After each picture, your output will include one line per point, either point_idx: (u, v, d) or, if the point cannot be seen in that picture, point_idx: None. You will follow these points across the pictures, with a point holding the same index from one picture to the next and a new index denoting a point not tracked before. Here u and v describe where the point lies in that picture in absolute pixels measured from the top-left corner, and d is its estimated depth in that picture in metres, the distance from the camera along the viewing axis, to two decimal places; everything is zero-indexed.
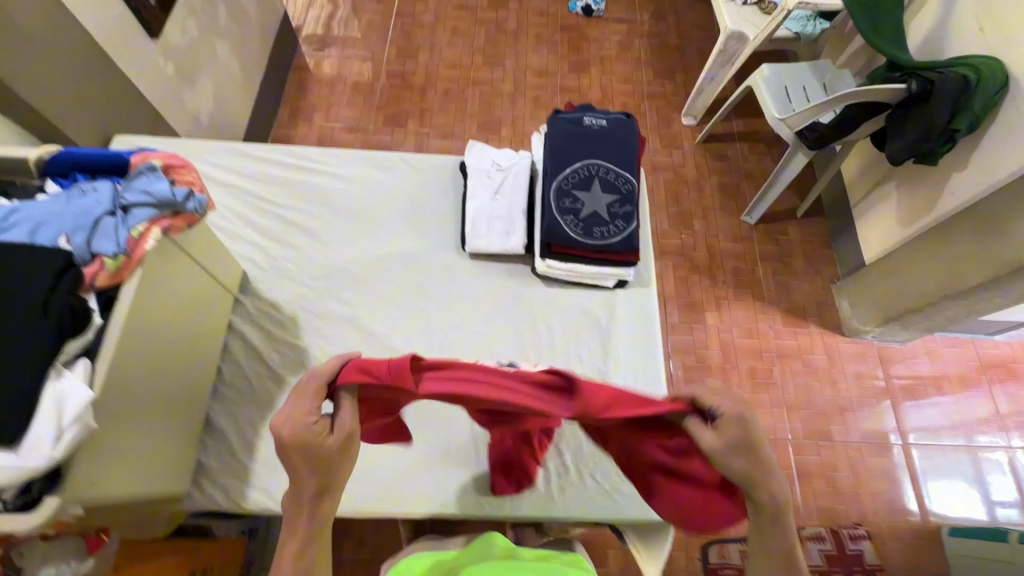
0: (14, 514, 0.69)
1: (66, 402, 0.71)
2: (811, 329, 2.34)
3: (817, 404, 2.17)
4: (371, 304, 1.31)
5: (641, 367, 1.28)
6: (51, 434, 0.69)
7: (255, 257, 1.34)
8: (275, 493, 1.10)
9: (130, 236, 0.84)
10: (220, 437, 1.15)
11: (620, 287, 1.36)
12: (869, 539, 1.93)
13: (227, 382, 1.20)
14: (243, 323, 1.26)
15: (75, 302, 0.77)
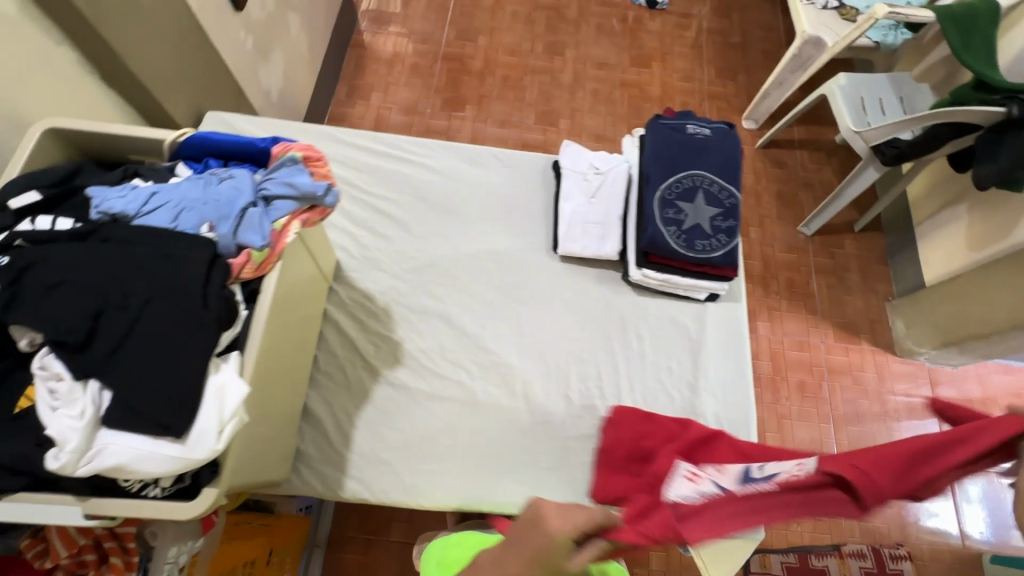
0: (178, 501, 0.71)
1: (227, 394, 0.73)
2: (863, 346, 2.32)
3: (864, 421, 2.17)
4: (462, 301, 1.30)
5: (730, 382, 1.27)
6: (217, 426, 0.70)
7: (348, 245, 1.34)
8: (371, 484, 1.12)
9: (273, 229, 0.84)
10: (316, 425, 1.17)
11: (711, 300, 1.35)
12: (910, 559, 1.77)
13: (323, 370, 1.21)
14: (337, 312, 1.26)
15: (227, 295, 0.78)
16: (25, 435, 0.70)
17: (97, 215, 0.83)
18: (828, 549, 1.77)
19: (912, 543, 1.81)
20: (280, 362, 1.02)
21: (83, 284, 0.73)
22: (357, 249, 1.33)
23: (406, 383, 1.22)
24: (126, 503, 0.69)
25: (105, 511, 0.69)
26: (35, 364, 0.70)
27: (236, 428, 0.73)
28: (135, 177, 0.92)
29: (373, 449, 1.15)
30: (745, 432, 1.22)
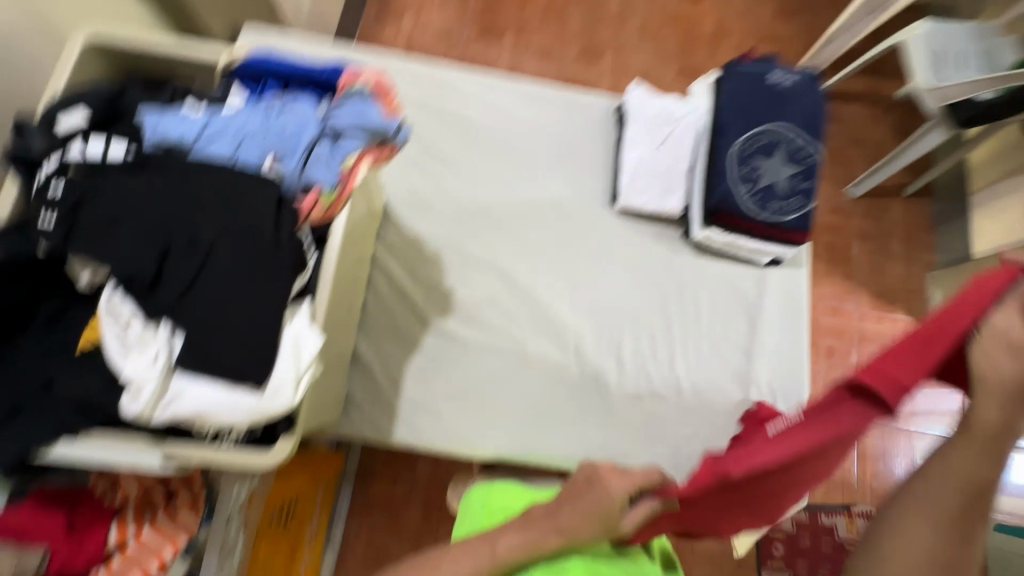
0: (252, 451, 0.69)
1: (303, 344, 0.69)
2: (899, 318, 2.19)
3: None
4: (515, 250, 1.25)
5: (785, 352, 1.24)
6: (294, 379, 0.67)
7: (398, 185, 1.26)
8: (419, 432, 1.12)
9: (342, 168, 0.77)
10: (365, 370, 1.15)
11: (773, 265, 1.29)
12: None
13: (373, 316, 1.18)
14: (386, 256, 1.21)
15: (298, 239, 0.72)
16: (98, 374, 0.67)
17: (153, 142, 0.76)
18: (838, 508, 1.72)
19: None
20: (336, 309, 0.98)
21: (150, 218, 0.68)
22: (406, 190, 1.26)
23: (457, 333, 1.19)
24: (202, 449, 0.68)
25: (181, 456, 0.67)
26: (104, 303, 0.67)
27: (312, 379, 0.70)
28: (188, 98, 0.85)
29: (422, 398, 1.14)
30: (796, 403, 1.20)
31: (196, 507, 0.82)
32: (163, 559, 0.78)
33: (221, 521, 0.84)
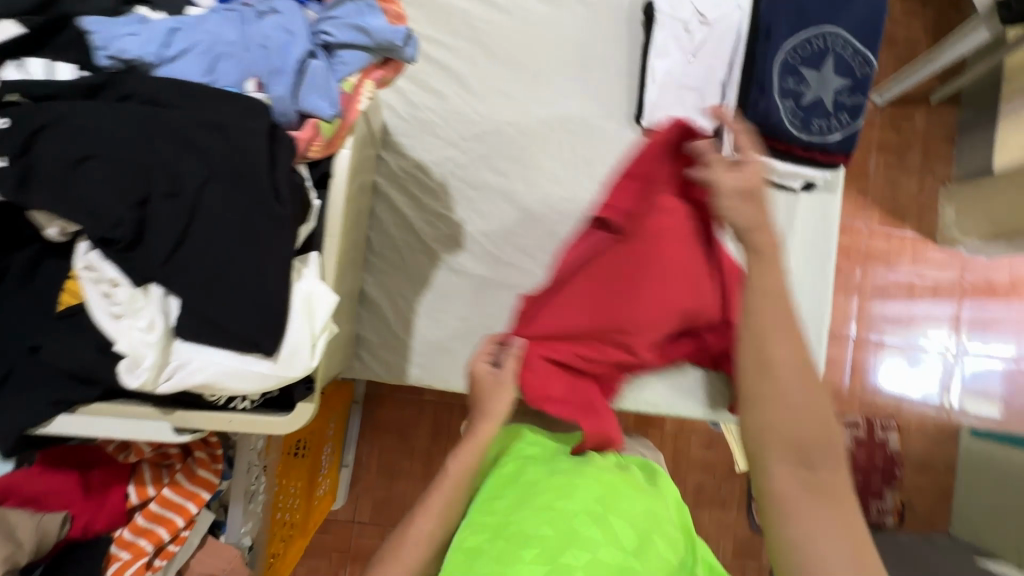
0: (270, 416, 0.64)
1: (316, 304, 0.62)
2: (905, 235, 2.12)
3: (889, 308, 2.10)
4: (529, 176, 1.14)
5: (809, 281, 1.20)
6: (309, 342, 0.60)
7: (395, 103, 1.11)
8: (435, 371, 1.09)
9: (341, 91, 0.66)
10: (374, 309, 1.09)
11: (806, 191, 1.20)
12: (897, 431, 2.07)
13: (378, 252, 1.09)
14: (388, 185, 1.10)
15: (298, 180, 0.62)
16: (87, 340, 0.60)
17: (111, 61, 0.62)
18: None
19: (902, 416, 2.09)
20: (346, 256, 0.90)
21: (119, 160, 0.56)
22: (405, 107, 1.11)
23: (469, 270, 1.12)
24: (217, 417, 0.63)
25: (195, 425, 0.63)
26: (80, 264, 0.59)
27: (328, 341, 0.63)
28: (139, 5, 0.67)
29: (435, 337, 1.09)
30: (815, 332, 1.19)
31: (216, 462, 0.80)
32: (189, 514, 0.76)
33: (243, 473, 0.84)
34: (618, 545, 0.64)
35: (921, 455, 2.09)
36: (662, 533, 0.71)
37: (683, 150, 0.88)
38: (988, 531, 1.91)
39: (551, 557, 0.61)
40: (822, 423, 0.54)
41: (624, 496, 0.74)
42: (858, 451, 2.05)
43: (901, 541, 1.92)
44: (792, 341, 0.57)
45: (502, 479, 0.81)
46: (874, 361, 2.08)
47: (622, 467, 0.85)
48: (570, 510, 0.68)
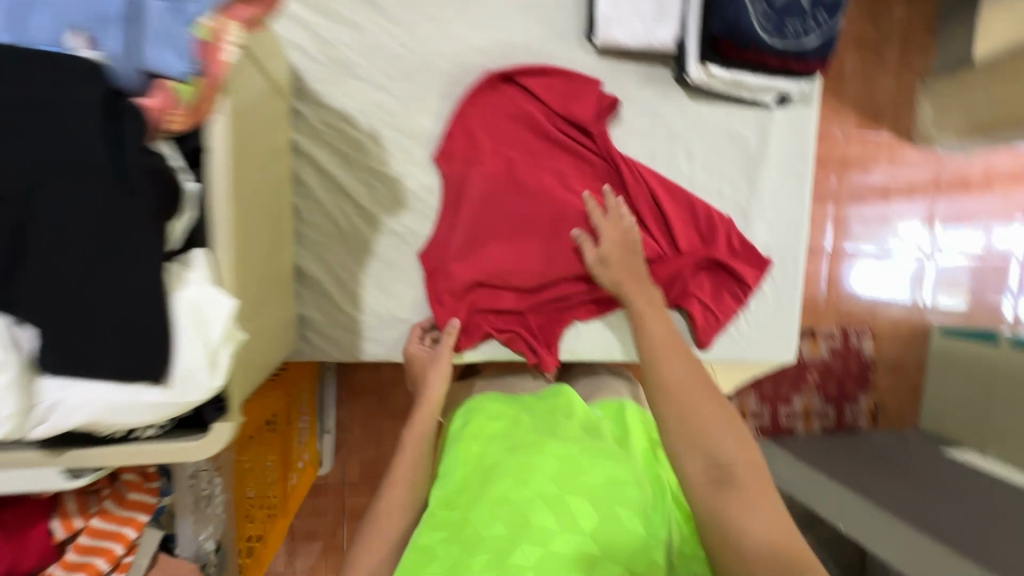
0: (181, 443, 0.55)
1: (208, 312, 0.51)
2: (882, 137, 2.03)
3: (865, 216, 2.04)
4: (471, 117, 1.00)
5: (785, 207, 1.11)
6: (205, 360, 0.50)
7: (302, 42, 0.93)
8: (391, 345, 1.01)
9: (195, 38, 0.50)
10: (315, 285, 0.98)
11: (779, 105, 1.09)
12: (871, 337, 2.11)
13: (309, 223, 0.96)
14: (309, 143, 0.95)
15: (156, 163, 0.49)
16: None
17: None
18: (804, 334, 2.07)
19: (877, 322, 2.11)
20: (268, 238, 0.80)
21: None
22: (316, 46, 0.93)
23: (414, 231, 1.00)
24: (119, 450, 0.54)
25: (96, 459, 0.55)
26: None
27: (233, 352, 0.53)
28: None
29: (388, 310, 1.00)
30: (792, 260, 1.13)
31: (150, 480, 0.73)
32: (128, 540, 0.70)
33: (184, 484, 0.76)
34: (575, 528, 0.66)
35: (893, 358, 2.14)
36: (630, 497, 0.72)
37: (521, 84, 1.01)
38: (956, 423, 1.99)
39: (502, 560, 0.63)
40: (731, 426, 0.66)
41: (586, 469, 0.74)
42: (834, 360, 2.09)
43: (875, 441, 2.00)
44: (691, 366, 0.72)
45: (462, 468, 0.82)
46: (850, 271, 2.06)
47: (589, 431, 0.86)
48: (525, 501, 0.69)
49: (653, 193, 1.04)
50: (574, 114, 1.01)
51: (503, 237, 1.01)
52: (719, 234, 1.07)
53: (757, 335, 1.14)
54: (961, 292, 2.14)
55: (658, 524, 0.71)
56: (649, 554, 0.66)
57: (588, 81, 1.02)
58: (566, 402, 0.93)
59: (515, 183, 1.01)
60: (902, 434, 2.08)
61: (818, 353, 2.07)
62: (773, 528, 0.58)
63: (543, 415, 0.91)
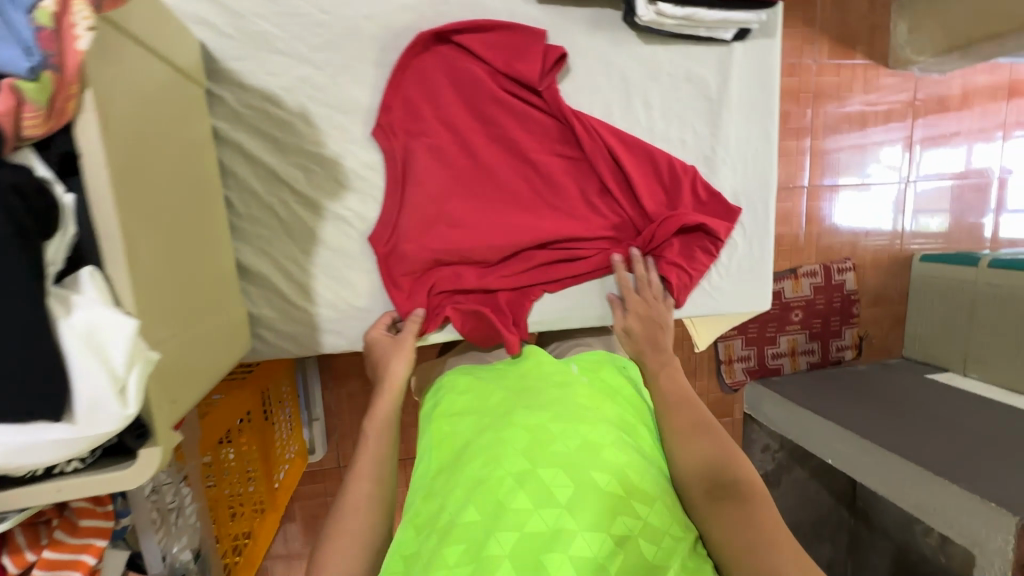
0: (109, 475, 0.51)
1: (105, 336, 0.46)
2: (856, 63, 1.95)
3: (842, 148, 1.99)
4: (406, 84, 0.92)
5: (751, 151, 1.06)
6: (112, 390, 0.46)
7: (208, 15, 0.84)
8: (352, 336, 0.97)
9: (38, 27, 0.43)
10: (261, 281, 0.93)
11: (738, 40, 1.01)
12: (853, 270, 2.08)
13: (245, 216, 0.90)
14: (233, 129, 0.87)
15: (16, 176, 0.43)
16: None
17: None
18: (785, 273, 2.02)
19: (858, 256, 2.09)
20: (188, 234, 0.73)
21: None
22: (224, 19, 0.84)
23: (361, 214, 0.94)
24: (41, 490, 0.50)
25: (16, 504, 0.50)
26: None
27: (144, 375, 0.49)
28: None
29: (344, 299, 0.95)
30: (761, 206, 1.09)
31: (103, 503, 0.70)
32: (88, 566, 0.67)
33: (141, 501, 0.75)
34: (551, 504, 0.64)
35: (876, 289, 2.13)
36: (606, 457, 0.69)
37: (454, 42, 0.93)
38: (939, 347, 2.01)
39: (478, 552, 0.62)
40: (726, 451, 0.75)
41: (557, 437, 0.71)
42: (817, 296, 2.06)
43: (859, 373, 2.02)
44: (691, 405, 0.82)
45: (437, 454, 0.80)
46: (829, 206, 2.03)
47: (559, 386, 0.81)
48: (496, 484, 0.67)
49: (611, 151, 0.98)
50: (521, 75, 0.93)
51: (458, 214, 0.96)
52: (684, 184, 1.01)
53: (731, 287, 1.11)
54: (942, 216, 2.11)
55: (637, 479, 0.68)
56: (629, 515, 0.64)
57: (530, 32, 0.93)
58: (537, 361, 0.89)
59: (464, 157, 0.96)
60: (886, 364, 2.11)
61: (801, 291, 2.04)
62: (765, 528, 0.65)
63: (513, 378, 0.86)
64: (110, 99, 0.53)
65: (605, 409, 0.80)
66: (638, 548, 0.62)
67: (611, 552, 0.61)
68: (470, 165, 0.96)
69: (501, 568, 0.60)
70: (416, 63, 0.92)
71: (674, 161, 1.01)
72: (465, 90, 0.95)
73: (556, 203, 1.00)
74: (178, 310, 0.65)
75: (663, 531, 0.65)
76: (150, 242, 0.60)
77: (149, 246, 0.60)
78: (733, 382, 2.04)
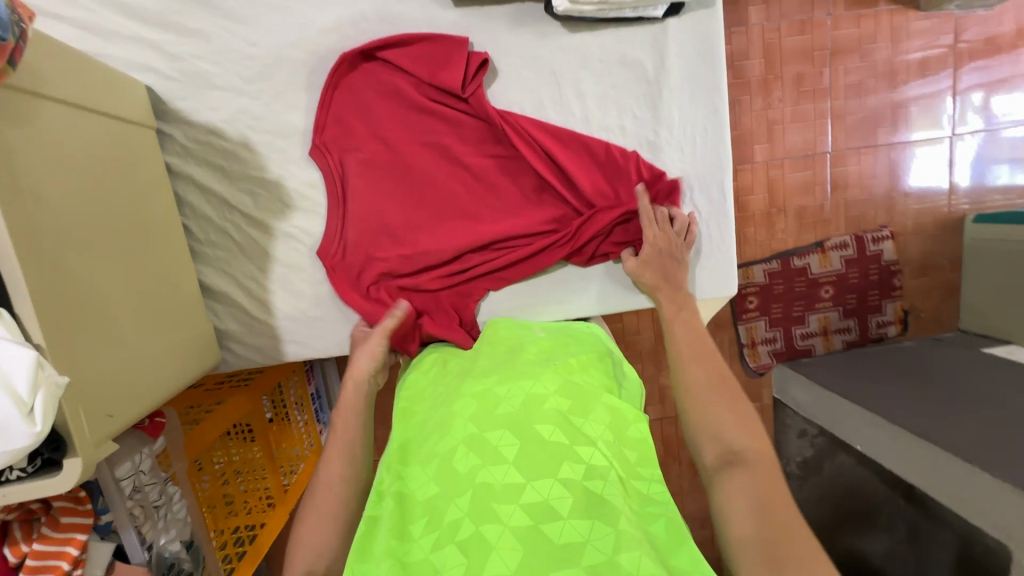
0: (40, 483, 0.60)
1: (7, 368, 0.55)
2: (879, 9, 1.75)
3: (868, 107, 1.81)
4: (337, 103, 0.96)
5: (699, 130, 1.01)
6: (16, 412, 0.54)
7: (152, 62, 0.92)
8: (312, 344, 1.03)
9: None
10: (225, 299, 1.01)
11: (672, 15, 0.96)
12: (891, 239, 1.88)
13: (203, 241, 0.99)
14: (186, 163, 0.96)
15: None
16: None
17: None
18: (810, 248, 1.88)
19: (896, 223, 1.90)
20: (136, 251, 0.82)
21: None
22: (168, 63, 0.92)
23: (308, 230, 1.00)
24: None
25: None
26: None
27: (51, 398, 0.57)
28: None
29: (300, 309, 1.02)
30: (715, 186, 1.03)
31: (84, 503, 0.81)
32: (73, 557, 0.78)
33: (120, 501, 0.86)
34: (499, 461, 0.63)
35: (920, 259, 1.92)
36: (549, 407, 0.69)
37: (378, 58, 0.96)
38: (998, 318, 1.79)
39: (435, 519, 0.60)
40: (737, 414, 0.72)
41: (503, 400, 0.71)
42: (850, 270, 1.89)
43: (902, 350, 1.84)
44: (707, 367, 0.80)
45: (397, 429, 0.78)
46: (857, 172, 1.85)
47: (508, 359, 0.82)
48: (449, 451, 0.66)
49: (542, 147, 0.98)
50: (443, 84, 0.94)
51: (398, 223, 0.99)
52: (625, 170, 0.99)
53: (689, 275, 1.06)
54: (997, 170, 1.87)
55: (582, 424, 0.68)
56: (576, 456, 0.63)
57: (448, 38, 0.94)
58: (500, 339, 0.90)
59: (398, 169, 0.99)
60: (937, 339, 1.90)
61: (830, 266, 1.88)
62: (768, 491, 0.63)
63: (472, 353, 0.89)
64: (15, 160, 0.62)
65: (550, 365, 0.79)
66: (586, 485, 0.61)
67: (562, 491, 0.60)
68: (404, 176, 0.99)
69: (458, 528, 0.58)
70: (342, 81, 0.95)
71: (612, 148, 0.98)
72: (395, 103, 0.98)
73: (495, 204, 1.01)
74: (117, 324, 0.74)
75: (603, 463, 0.64)
76: (76, 266, 0.68)
77: (76, 270, 0.68)
78: (757, 365, 1.96)
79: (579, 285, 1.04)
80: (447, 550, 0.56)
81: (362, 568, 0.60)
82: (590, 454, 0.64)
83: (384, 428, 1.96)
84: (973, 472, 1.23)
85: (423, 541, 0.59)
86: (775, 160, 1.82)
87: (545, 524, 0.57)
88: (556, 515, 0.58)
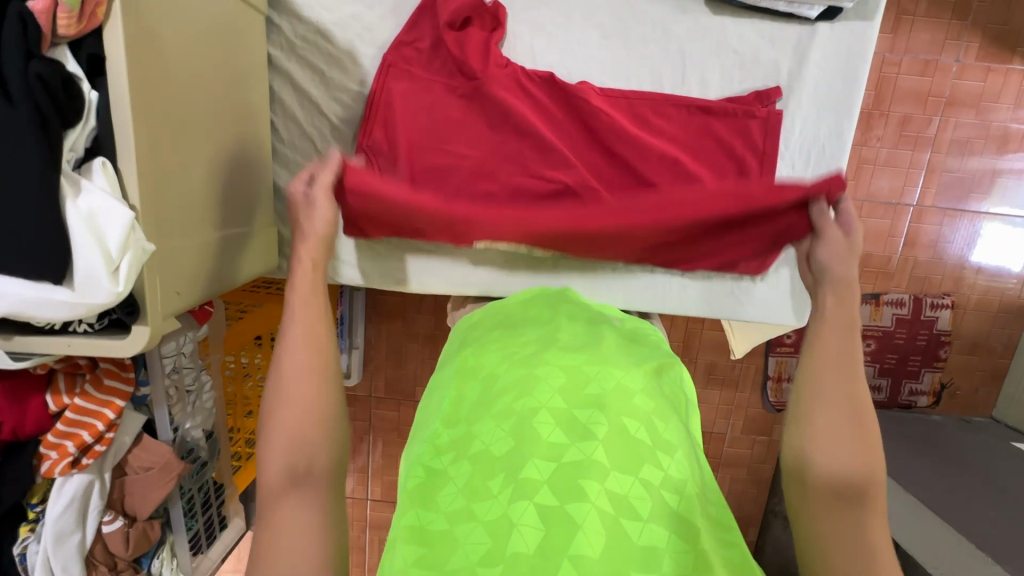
0: (105, 341, 0.60)
1: (104, 222, 0.54)
2: (1012, 67, 1.53)
3: (966, 169, 1.59)
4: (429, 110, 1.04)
5: (816, 150, 0.95)
6: (103, 268, 0.53)
7: None
8: (367, 272, 1.01)
9: None
10: (294, 208, 0.98)
11: (824, 19, 0.90)
12: (951, 309, 1.65)
13: (286, 142, 0.96)
14: (286, 59, 0.93)
15: (41, 70, 0.50)
16: None
17: None
18: (865, 297, 1.66)
19: (960, 293, 1.66)
20: (219, 123, 0.77)
21: None
22: None
23: None
24: (57, 341, 0.60)
25: (41, 348, 0.61)
26: None
27: (137, 262, 0.56)
28: None
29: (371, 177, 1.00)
30: None
31: (127, 370, 0.81)
32: (108, 419, 0.79)
33: (159, 378, 0.86)
34: (588, 441, 0.59)
35: (976, 336, 1.69)
36: (636, 404, 0.64)
37: (470, 30, 0.90)
38: None
39: (513, 473, 0.57)
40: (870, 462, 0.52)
41: (592, 379, 0.66)
42: (898, 330, 1.65)
43: (927, 421, 1.64)
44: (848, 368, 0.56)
45: (465, 383, 0.74)
46: (938, 234, 1.63)
47: (592, 338, 0.76)
48: (531, 413, 0.62)
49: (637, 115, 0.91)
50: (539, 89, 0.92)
51: (440, 165, 0.92)
52: (745, 166, 0.92)
53: (763, 293, 1.01)
54: None
55: (664, 427, 0.65)
56: (657, 459, 0.60)
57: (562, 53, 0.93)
58: (565, 316, 0.82)
59: (463, 107, 0.92)
60: (966, 421, 1.68)
61: (879, 321, 1.65)
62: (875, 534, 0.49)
63: (542, 318, 0.82)
64: (152, 25, 0.60)
65: (638, 359, 0.74)
66: (666, 492, 0.57)
67: (643, 489, 0.56)
68: (462, 133, 0.92)
69: (537, 492, 0.55)
70: (431, 67, 0.92)
71: (715, 109, 0.92)
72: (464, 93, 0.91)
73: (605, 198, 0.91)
74: (199, 203, 0.72)
75: (678, 473, 0.60)
76: (180, 156, 0.67)
77: (179, 160, 0.67)
78: (778, 402, 1.84)
79: (654, 284, 1.01)
80: (527, 508, 0.54)
81: (426, 513, 0.59)
82: (670, 461, 0.60)
83: (394, 371, 1.81)
84: (984, 561, 1.08)
85: (498, 494, 0.56)
86: (854, 200, 1.62)
87: (625, 519, 0.54)
88: (638, 512, 0.55)
